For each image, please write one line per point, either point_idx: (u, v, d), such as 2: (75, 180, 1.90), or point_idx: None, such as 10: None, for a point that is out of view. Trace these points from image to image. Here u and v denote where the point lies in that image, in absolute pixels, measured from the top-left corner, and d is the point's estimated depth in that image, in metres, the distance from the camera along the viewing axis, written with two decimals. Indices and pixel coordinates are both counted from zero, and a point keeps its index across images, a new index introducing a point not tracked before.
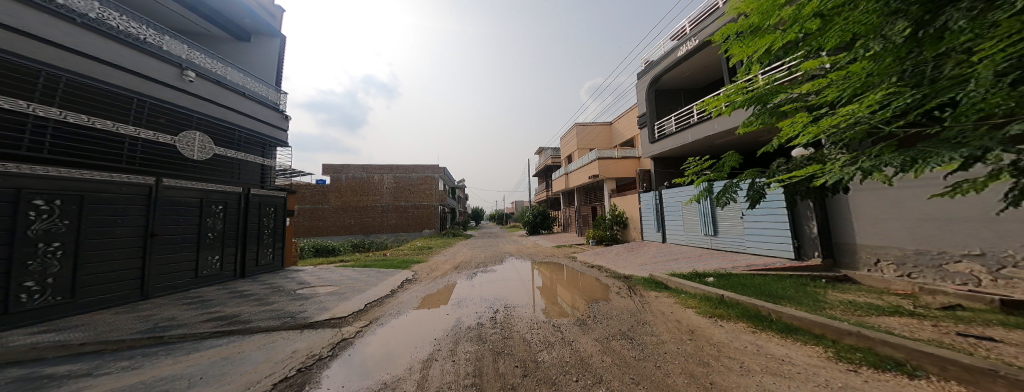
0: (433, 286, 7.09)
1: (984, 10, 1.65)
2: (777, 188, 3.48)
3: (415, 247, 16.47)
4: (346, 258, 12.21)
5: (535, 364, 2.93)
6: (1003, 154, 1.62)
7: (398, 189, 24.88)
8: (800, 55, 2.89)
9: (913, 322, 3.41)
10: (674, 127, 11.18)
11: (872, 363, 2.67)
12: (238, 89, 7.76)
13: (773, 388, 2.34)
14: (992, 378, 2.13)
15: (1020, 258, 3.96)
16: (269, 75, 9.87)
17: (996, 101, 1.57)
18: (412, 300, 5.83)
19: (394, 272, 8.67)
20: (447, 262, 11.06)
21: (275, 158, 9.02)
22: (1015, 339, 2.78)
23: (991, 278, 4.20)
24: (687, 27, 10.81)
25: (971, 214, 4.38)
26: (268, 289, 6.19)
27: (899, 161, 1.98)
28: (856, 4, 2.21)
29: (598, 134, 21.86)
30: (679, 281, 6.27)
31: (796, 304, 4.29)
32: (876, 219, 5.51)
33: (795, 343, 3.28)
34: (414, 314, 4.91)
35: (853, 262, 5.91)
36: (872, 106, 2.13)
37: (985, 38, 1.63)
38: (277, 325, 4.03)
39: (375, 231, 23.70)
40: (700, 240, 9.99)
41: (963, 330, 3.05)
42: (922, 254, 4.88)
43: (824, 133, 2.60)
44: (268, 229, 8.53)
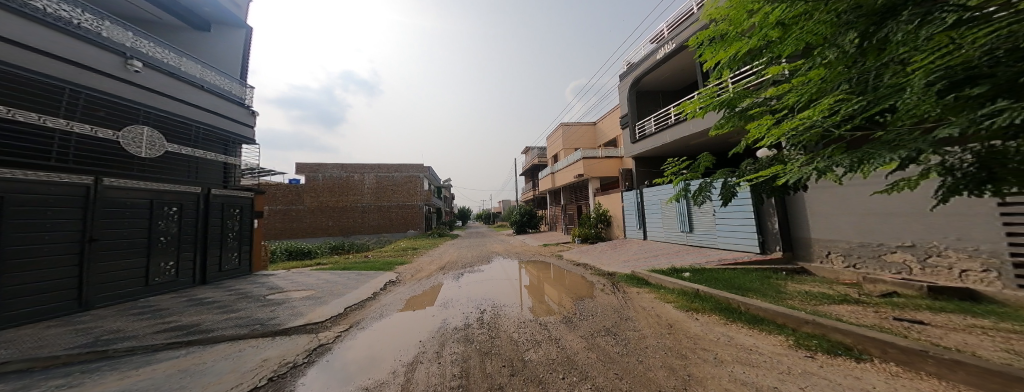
0: (418, 287, 6.98)
1: (918, 24, 1.82)
2: (746, 188, 3.68)
3: (399, 248, 16.08)
4: (324, 261, 11.70)
5: (523, 363, 2.95)
6: (932, 154, 1.82)
7: (380, 189, 24.14)
8: (764, 61, 3.08)
9: (859, 309, 3.73)
10: (653, 128, 11.59)
11: (825, 349, 2.90)
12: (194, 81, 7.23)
13: (744, 377, 2.48)
14: (923, 358, 2.39)
15: (942, 248, 4.42)
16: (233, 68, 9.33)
17: (926, 106, 1.76)
18: (396, 302, 5.71)
19: (377, 274, 8.43)
20: (432, 263, 10.85)
21: (238, 156, 8.50)
22: (941, 321, 3.12)
23: (920, 266, 4.66)
24: (665, 31, 11.21)
25: (903, 210, 4.83)
26: (234, 296, 5.81)
27: (847, 161, 2.16)
28: (812, 14, 2.37)
29: (583, 134, 22.27)
30: (659, 277, 6.52)
31: (762, 296, 4.59)
32: (828, 215, 5.98)
33: (760, 333, 3.50)
34: (397, 316, 4.81)
35: (809, 255, 6.40)
36: (825, 111, 2.33)
37: (920, 51, 1.82)
38: (243, 333, 3.82)
39: (356, 233, 22.88)
40: (676, 237, 10.45)
41: (899, 315, 3.38)
42: (864, 246, 5.36)
43: (785, 136, 2.80)
44: (232, 232, 8.04)
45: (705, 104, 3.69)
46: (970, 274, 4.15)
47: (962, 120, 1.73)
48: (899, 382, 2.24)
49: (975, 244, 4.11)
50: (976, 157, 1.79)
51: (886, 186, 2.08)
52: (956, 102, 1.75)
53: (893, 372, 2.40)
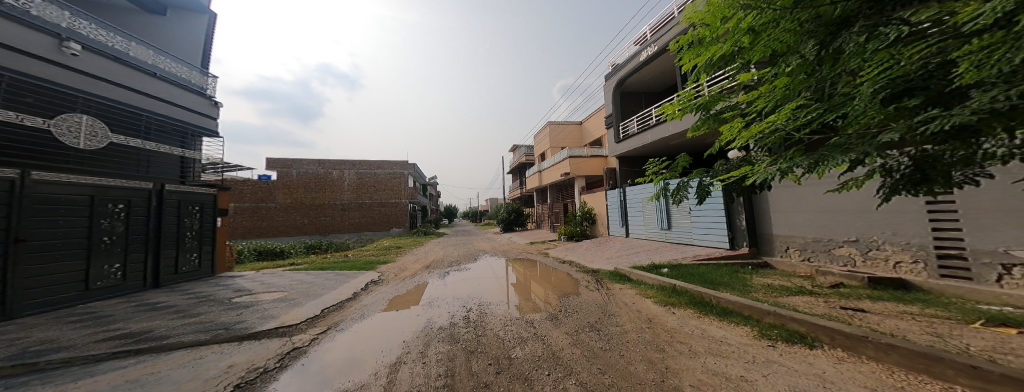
0: (401, 287, 6.84)
1: (868, 36, 1.98)
2: (719, 187, 3.86)
3: (382, 246, 15.64)
4: (298, 261, 11.17)
5: (509, 360, 2.96)
6: (877, 157, 1.98)
7: (361, 186, 23.32)
8: (736, 66, 3.23)
9: (812, 300, 4.03)
10: (636, 128, 11.91)
11: (784, 338, 3.12)
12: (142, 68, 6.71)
13: (715, 368, 2.61)
14: (863, 343, 2.63)
15: (881, 242, 4.85)
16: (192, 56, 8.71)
17: (870, 113, 1.92)
18: (379, 302, 5.57)
19: (358, 274, 8.16)
20: (417, 262, 10.64)
21: (198, 150, 7.95)
22: (879, 309, 3.45)
23: (862, 258, 5.09)
24: (648, 33, 11.52)
25: (850, 207, 5.26)
26: (193, 300, 5.45)
27: (806, 163, 2.32)
28: (778, 23, 2.51)
29: (569, 133, 22.55)
30: (640, 273, 6.74)
31: (731, 289, 4.86)
32: (788, 213, 6.42)
33: (730, 325, 3.70)
34: (379, 316, 4.69)
35: (771, 250, 6.84)
36: (788, 115, 2.48)
37: (868, 62, 1.97)
38: (205, 339, 3.59)
39: (335, 231, 22.03)
40: (655, 234, 10.84)
41: (845, 304, 3.68)
42: (817, 241, 5.80)
43: (754, 138, 2.95)
44: (191, 231, 7.53)
45: (683, 106, 3.83)
46: (904, 265, 4.57)
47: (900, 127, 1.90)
48: (846, 367, 2.46)
49: (908, 239, 4.53)
50: (912, 160, 1.97)
51: (839, 186, 2.25)
52: (896, 111, 1.91)
53: (840, 358, 2.63)
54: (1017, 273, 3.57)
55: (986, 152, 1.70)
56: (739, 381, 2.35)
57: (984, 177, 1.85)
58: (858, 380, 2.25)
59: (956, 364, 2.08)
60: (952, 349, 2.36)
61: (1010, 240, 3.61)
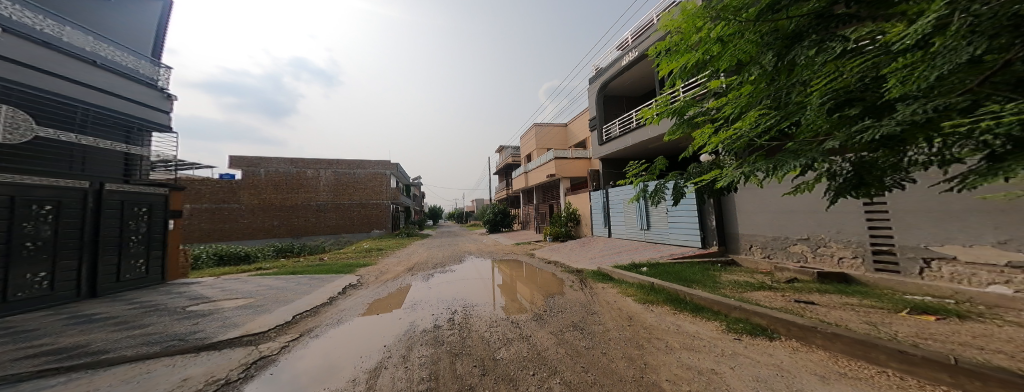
0: (382, 290, 6.59)
1: (817, 51, 2.12)
2: (692, 189, 4.01)
3: (362, 248, 15.03)
4: (267, 265, 10.52)
5: (494, 362, 2.93)
6: (823, 163, 2.13)
7: (338, 186, 22.32)
8: (707, 74, 3.37)
9: (771, 294, 4.31)
10: (618, 131, 12.24)
11: (748, 331, 3.31)
12: (76, 54, 6.07)
13: (688, 362, 2.72)
14: (813, 333, 2.85)
15: (828, 240, 5.29)
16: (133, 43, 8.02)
17: (819, 121, 2.06)
18: (357, 307, 5.34)
19: (336, 277, 7.78)
20: (399, 264, 10.31)
21: (145, 146, 7.31)
22: (826, 301, 3.75)
23: (813, 255, 5.54)
24: (630, 39, 11.88)
25: (803, 208, 5.70)
26: (139, 310, 4.99)
27: (765, 167, 2.46)
28: (743, 34, 2.64)
29: (554, 135, 22.81)
30: (621, 272, 6.91)
31: (703, 286, 5.09)
32: (750, 213, 6.85)
33: (701, 320, 3.88)
34: (358, 321, 4.50)
35: (736, 248, 7.26)
36: (750, 122, 2.61)
37: (818, 75, 2.11)
38: (154, 352, 3.30)
39: (309, 234, 20.98)
40: (635, 234, 11.16)
41: (799, 297, 3.97)
42: (775, 239, 6.24)
43: (722, 143, 3.09)
44: (137, 235, 6.89)
45: (660, 111, 3.94)
46: (847, 260, 4.98)
47: (843, 135, 2.06)
48: (800, 356, 2.65)
49: (851, 236, 4.95)
50: (852, 165, 2.13)
51: (793, 188, 2.41)
52: (839, 121, 2.07)
53: (794, 348, 2.82)
54: (934, 266, 4.01)
55: (912, 159, 1.87)
56: (710, 374, 2.46)
57: (912, 182, 2.03)
58: (809, 368, 2.43)
59: (888, 349, 2.30)
60: (885, 336, 2.60)
61: (929, 237, 4.06)
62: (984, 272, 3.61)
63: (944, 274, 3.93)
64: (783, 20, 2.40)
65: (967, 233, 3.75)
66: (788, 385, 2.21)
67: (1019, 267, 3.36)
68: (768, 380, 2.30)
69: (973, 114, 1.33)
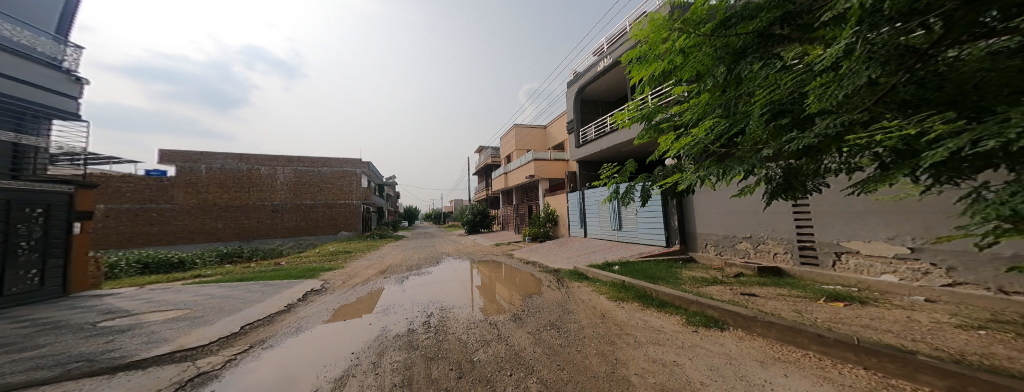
0: (350, 294, 6.18)
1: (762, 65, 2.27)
2: (658, 191, 4.11)
3: (327, 251, 14.09)
4: (206, 272, 9.42)
5: (471, 364, 2.83)
6: (761, 169, 2.27)
7: (300, 185, 20.80)
8: (672, 82, 3.50)
9: (722, 288, 4.62)
10: (594, 134, 12.60)
11: (703, 323, 3.51)
12: None
13: (655, 355, 2.80)
14: (753, 322, 3.08)
15: (765, 238, 5.82)
16: (28, 15, 6.89)
17: (758, 130, 2.20)
18: (321, 313, 4.96)
19: (296, 283, 7.19)
20: (370, 267, 9.78)
21: (40, 136, 6.34)
22: (766, 293, 4.10)
23: (754, 251, 6.05)
24: (605, 45, 12.28)
25: (746, 208, 6.22)
26: (33, 329, 4.23)
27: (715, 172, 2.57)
28: (702, 46, 2.76)
29: (534, 136, 23.02)
30: (595, 271, 7.08)
31: (667, 282, 5.34)
32: (704, 213, 7.35)
33: (665, 315, 4.06)
34: (323, 327, 4.16)
35: (693, 245, 7.72)
36: (705, 129, 2.73)
37: (762, 88, 2.25)
38: (55, 375, 2.80)
39: (265, 237, 19.32)
40: (608, 233, 11.51)
41: (744, 290, 4.30)
42: (725, 237, 6.75)
43: (682, 148, 3.20)
44: (29, 241, 5.80)
45: (631, 116, 4.03)
46: (780, 255, 5.55)
47: (778, 144, 2.20)
48: (745, 343, 2.85)
49: (784, 234, 5.50)
50: (783, 170, 2.29)
51: (740, 191, 2.54)
52: (776, 131, 2.22)
53: (740, 336, 3.04)
54: (844, 259, 4.63)
55: (829, 166, 2.07)
56: (671, 366, 2.56)
57: (828, 186, 2.26)
58: (750, 355, 2.61)
59: (809, 334, 2.58)
60: (807, 322, 2.89)
61: (840, 234, 4.66)
62: (879, 264, 4.24)
63: (850, 265, 4.55)
64: (732, 35, 2.54)
65: (867, 230, 4.36)
66: (736, 371, 2.36)
67: (904, 258, 3.98)
68: (720, 368, 2.43)
69: (868, 129, 1.49)
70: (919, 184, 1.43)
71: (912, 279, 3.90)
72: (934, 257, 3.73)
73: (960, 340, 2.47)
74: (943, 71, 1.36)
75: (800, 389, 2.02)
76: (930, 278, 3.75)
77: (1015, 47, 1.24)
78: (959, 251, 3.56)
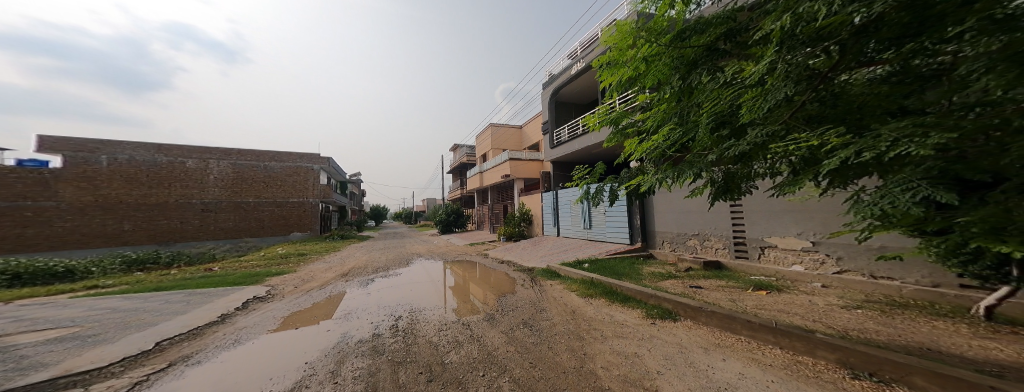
0: (300, 302, 5.66)
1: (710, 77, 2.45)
2: (624, 192, 4.26)
3: (275, 254, 12.73)
4: (109, 282, 7.89)
5: (442, 366, 2.77)
6: (708, 173, 2.45)
7: (239, 181, 18.18)
8: (637, 89, 3.66)
9: (676, 282, 4.99)
10: (567, 136, 12.95)
11: (659, 315, 3.76)
12: None
13: (621, 349, 2.94)
14: (700, 312, 3.36)
15: (709, 235, 6.41)
16: None
17: (706, 138, 2.38)
18: (266, 323, 4.48)
19: (234, 291, 6.39)
20: (328, 270, 9.04)
21: None
22: (709, 285, 4.50)
23: (700, 246, 6.63)
24: (579, 49, 12.67)
25: (695, 207, 6.79)
26: None
27: (670, 174, 2.72)
28: (662, 56, 2.92)
29: (509, 136, 23.07)
30: (567, 269, 7.27)
31: (631, 278, 5.64)
32: (661, 212, 7.88)
33: (628, 309, 4.29)
34: (265, 338, 3.79)
35: (653, 243, 8.24)
36: (663, 135, 2.88)
37: (710, 97, 2.42)
38: None
39: (197, 239, 16.68)
40: (578, 232, 11.88)
41: (693, 283, 4.69)
42: (678, 234, 7.30)
43: (644, 151, 3.34)
44: None
45: (600, 119, 4.13)
46: (720, 250, 6.13)
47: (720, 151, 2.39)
48: (693, 332, 3.12)
49: (723, 231, 6.09)
50: (724, 174, 2.49)
51: (692, 191, 2.71)
52: (721, 138, 2.40)
53: (689, 326, 3.31)
54: (767, 252, 5.29)
55: (758, 171, 2.33)
56: (633, 357, 2.71)
57: (758, 188, 2.53)
58: (697, 342, 2.86)
59: (741, 320, 2.89)
60: (740, 309, 3.24)
61: (764, 231, 5.32)
62: (790, 255, 4.94)
63: (771, 257, 5.21)
64: (687, 47, 2.71)
65: (784, 227, 5.02)
66: (686, 359, 2.56)
67: (807, 250, 4.71)
68: (673, 357, 2.62)
69: (787, 140, 1.68)
70: (822, 187, 1.67)
71: (813, 268, 4.63)
72: (829, 250, 4.45)
73: (848, 319, 2.95)
74: (838, 92, 1.62)
75: (737, 371, 2.25)
76: (825, 266, 4.48)
77: (884, 75, 1.53)
78: (845, 244, 4.29)
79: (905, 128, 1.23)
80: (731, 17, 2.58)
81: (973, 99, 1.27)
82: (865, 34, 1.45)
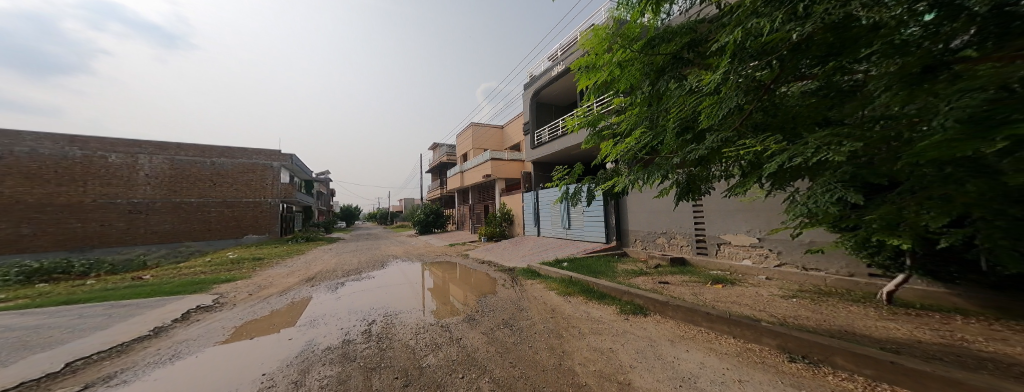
0: (257, 309, 5.17)
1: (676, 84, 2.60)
2: (600, 192, 4.38)
3: (230, 259, 11.53)
4: (12, 293, 6.64)
5: (420, 370, 2.71)
6: (673, 174, 2.59)
7: (178, 178, 15.75)
8: (612, 93, 3.78)
9: (647, 278, 5.24)
10: (547, 137, 13.14)
11: (630, 310, 3.93)
12: None
13: (597, 344, 3.04)
14: (665, 306, 3.57)
15: (674, 234, 6.79)
16: None
17: (671, 142, 2.52)
18: (213, 333, 4.02)
19: (171, 300, 5.51)
20: (292, 275, 8.40)
21: None
22: (676, 280, 4.78)
23: (667, 244, 7.00)
24: (559, 52, 12.92)
25: (662, 207, 7.17)
26: None
27: (640, 175, 2.84)
28: (634, 62, 3.04)
29: (490, 136, 22.99)
30: (546, 268, 7.38)
31: (607, 276, 5.84)
32: (634, 212, 8.23)
33: (603, 305, 4.45)
34: (212, 351, 3.44)
35: (625, 241, 8.58)
36: (634, 137, 3.00)
37: (676, 103, 2.57)
38: None
39: (122, 244, 14.18)
40: (558, 232, 12.10)
41: (662, 279, 4.95)
42: (648, 233, 7.67)
43: (619, 153, 3.46)
44: None
45: (578, 121, 4.22)
46: (683, 247, 6.52)
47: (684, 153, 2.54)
48: (661, 325, 3.30)
49: (686, 230, 6.48)
50: (687, 176, 2.65)
51: (661, 192, 2.85)
52: (685, 141, 2.55)
53: (657, 320, 3.49)
54: (722, 249, 5.69)
55: (717, 173, 2.51)
56: (609, 352, 2.80)
57: (717, 189, 2.72)
58: (664, 335, 3.03)
59: (700, 312, 3.10)
60: (700, 302, 3.47)
61: (720, 230, 5.73)
62: (740, 251, 5.37)
63: (725, 253, 5.62)
64: (656, 55, 2.85)
65: (736, 225, 5.44)
66: (655, 351, 2.70)
67: (755, 246, 5.15)
68: (643, 350, 2.75)
69: (737, 145, 1.84)
70: (766, 189, 1.86)
71: (759, 262, 5.10)
72: (774, 245, 4.89)
73: (785, 307, 3.28)
74: (778, 103, 1.80)
75: (698, 361, 2.40)
76: (769, 260, 4.95)
77: (814, 89, 1.73)
78: (784, 240, 4.74)
79: (828, 137, 1.41)
80: (693, 28, 2.76)
81: (879, 112, 1.47)
82: (798, 51, 1.61)
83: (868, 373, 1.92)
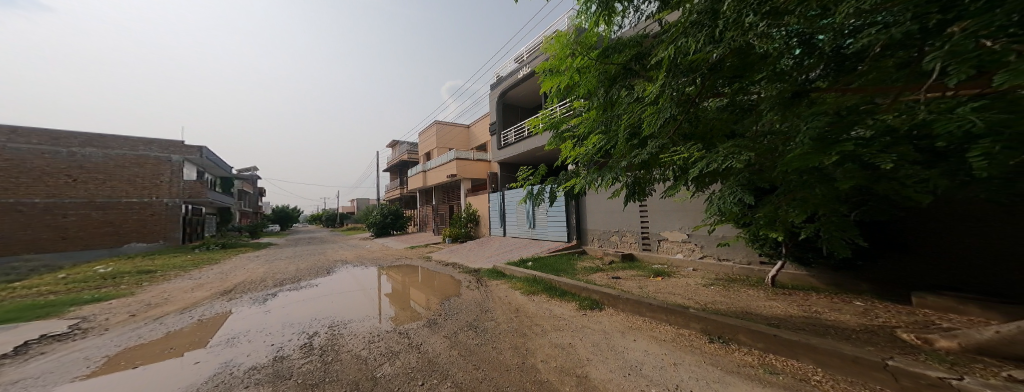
0: (142, 334, 4.27)
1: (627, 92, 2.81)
2: (562, 193, 4.54)
3: (118, 272, 9.46)
4: None
5: (373, 381, 2.56)
6: (623, 176, 2.78)
7: (11, 172, 12.40)
8: (573, 97, 3.93)
9: (602, 274, 5.56)
10: (513, 138, 13.28)
11: (588, 305, 4.13)
12: None
13: (558, 340, 3.14)
14: (617, 299, 3.84)
15: (625, 232, 7.31)
16: None
17: (622, 145, 2.70)
18: (74, 367, 3.21)
19: (25, 328, 4.32)
20: (213, 289, 7.25)
21: None
22: (626, 275, 5.14)
23: (619, 241, 7.50)
24: (524, 55, 13.14)
25: (615, 207, 7.67)
26: None
27: (595, 176, 3.00)
28: (592, 69, 3.20)
29: (455, 135, 22.49)
30: (512, 268, 7.45)
31: (567, 273, 6.08)
32: (591, 212, 8.67)
33: (565, 302, 4.63)
34: (77, 386, 2.76)
35: (585, 239, 9.00)
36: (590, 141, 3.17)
37: (626, 109, 2.77)
38: None
39: None
40: (523, 232, 12.27)
41: (614, 274, 5.29)
42: (603, 231, 8.15)
43: (578, 155, 3.62)
44: None
45: (542, 123, 4.31)
46: (631, 243, 7.06)
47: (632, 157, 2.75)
48: (614, 318, 3.53)
49: (633, 227, 7.02)
50: (633, 179, 2.87)
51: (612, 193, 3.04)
52: (633, 145, 2.76)
53: (611, 313, 3.74)
54: (661, 244, 6.29)
55: (657, 176, 2.76)
56: (568, 347, 2.93)
57: (658, 190, 2.98)
58: (617, 327, 3.25)
59: (645, 303, 3.39)
60: (644, 294, 3.79)
61: (660, 227, 6.31)
62: (673, 244, 6.01)
63: (662, 248, 6.23)
64: (610, 64, 3.05)
65: (673, 222, 6.03)
66: (609, 343, 2.88)
67: (686, 241, 5.78)
68: (599, 343, 2.91)
69: (671, 151, 2.06)
70: (691, 190, 2.12)
71: (688, 254, 5.72)
72: (701, 240, 5.49)
73: (705, 294, 3.73)
74: (700, 115, 2.07)
75: (642, 349, 2.62)
76: (695, 253, 5.59)
77: (726, 106, 2.05)
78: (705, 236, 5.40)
79: (732, 147, 1.65)
80: (640, 43, 3.02)
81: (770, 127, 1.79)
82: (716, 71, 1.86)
83: (761, 347, 2.29)
